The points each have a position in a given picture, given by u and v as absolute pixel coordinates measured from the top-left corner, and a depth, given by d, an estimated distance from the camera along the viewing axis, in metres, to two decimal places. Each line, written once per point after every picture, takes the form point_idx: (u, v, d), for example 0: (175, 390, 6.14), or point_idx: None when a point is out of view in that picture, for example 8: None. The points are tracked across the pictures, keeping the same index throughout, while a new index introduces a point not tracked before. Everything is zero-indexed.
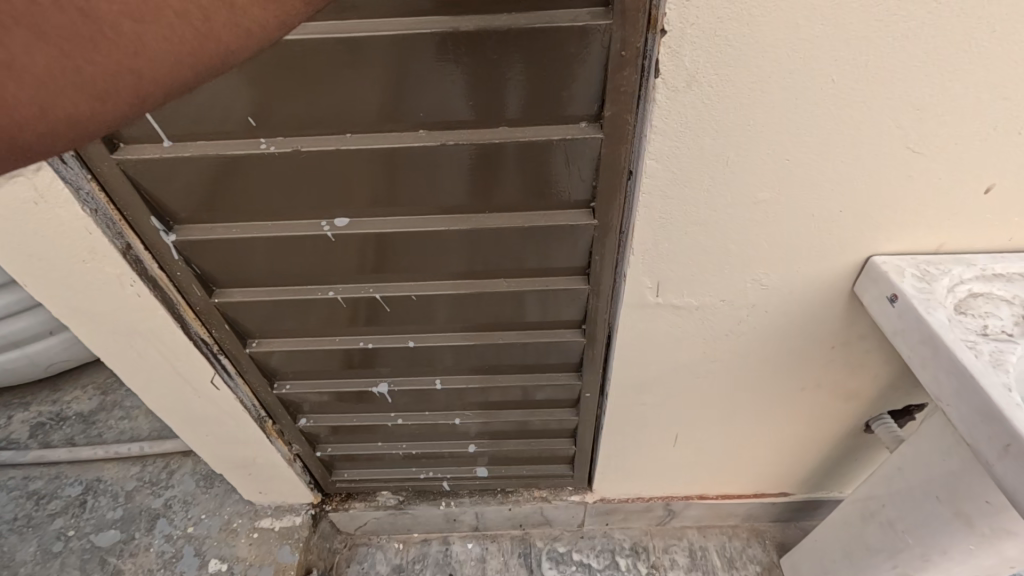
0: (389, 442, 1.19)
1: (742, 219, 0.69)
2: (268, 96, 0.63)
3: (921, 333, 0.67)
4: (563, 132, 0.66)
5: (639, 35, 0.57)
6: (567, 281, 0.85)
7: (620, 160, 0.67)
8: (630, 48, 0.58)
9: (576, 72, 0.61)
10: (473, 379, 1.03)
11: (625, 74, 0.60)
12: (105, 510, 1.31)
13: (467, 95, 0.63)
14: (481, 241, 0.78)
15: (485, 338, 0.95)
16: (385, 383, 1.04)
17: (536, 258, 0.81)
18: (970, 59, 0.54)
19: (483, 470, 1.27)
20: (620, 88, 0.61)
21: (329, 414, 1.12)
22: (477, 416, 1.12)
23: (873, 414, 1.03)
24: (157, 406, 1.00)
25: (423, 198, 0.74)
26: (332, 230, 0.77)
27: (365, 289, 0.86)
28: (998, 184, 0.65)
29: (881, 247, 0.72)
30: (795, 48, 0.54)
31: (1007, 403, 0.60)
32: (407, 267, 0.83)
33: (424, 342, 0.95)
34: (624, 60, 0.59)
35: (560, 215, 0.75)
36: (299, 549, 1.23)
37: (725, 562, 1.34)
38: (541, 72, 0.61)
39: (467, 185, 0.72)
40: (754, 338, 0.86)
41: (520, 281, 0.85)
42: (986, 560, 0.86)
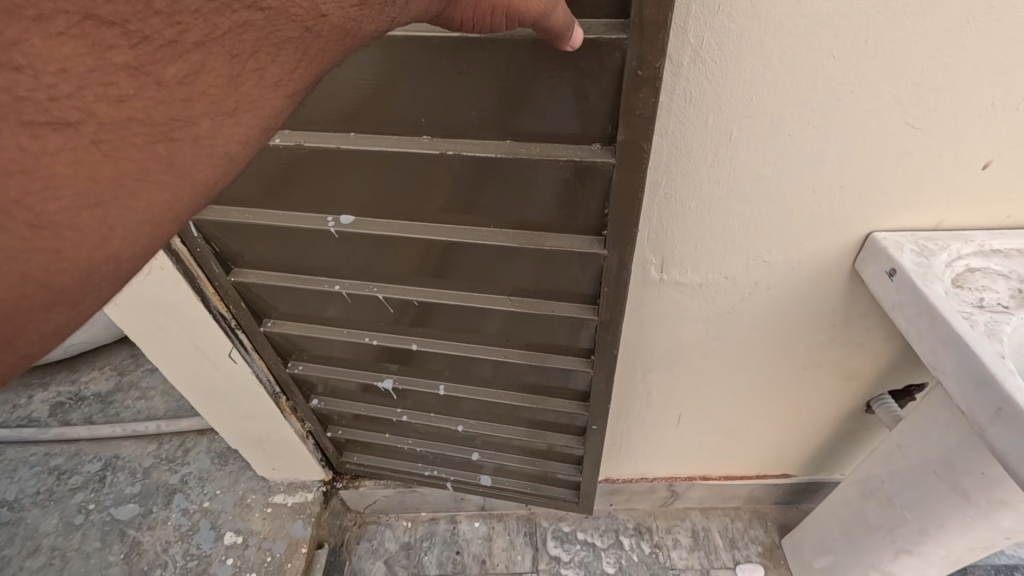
0: (395, 435, 1.21)
1: (746, 194, 0.71)
2: (379, 94, 0.63)
3: (917, 304, 0.69)
4: (569, 152, 0.64)
5: (659, 55, 0.51)
6: (577, 309, 0.83)
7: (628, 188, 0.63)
8: (647, 68, 0.53)
9: (588, 89, 0.59)
10: (474, 391, 1.03)
11: (642, 94, 0.55)
12: (123, 485, 1.35)
13: (574, 107, 0.61)
14: (537, 258, 0.77)
15: (524, 355, 0.93)
16: (390, 380, 1.05)
17: (542, 278, 0.80)
18: (967, 34, 0.56)
19: (486, 478, 1.24)
20: (634, 112, 0.56)
21: (340, 399, 1.14)
22: (479, 426, 1.11)
23: (874, 394, 1.04)
24: (178, 380, 1.03)
25: (486, 207, 0.73)
26: (334, 226, 0.78)
27: (369, 287, 0.87)
28: (996, 160, 0.66)
29: (882, 223, 0.74)
30: (797, 23, 0.55)
31: (1000, 368, 0.62)
32: (408, 270, 0.83)
33: (427, 347, 0.95)
34: (641, 80, 0.54)
35: (567, 240, 0.74)
36: (311, 524, 1.26)
37: (726, 542, 1.37)
38: (550, 83, 0.59)
39: (553, 202, 0.70)
40: (756, 316, 0.88)
41: (576, 308, 0.83)
42: (982, 532, 0.87)
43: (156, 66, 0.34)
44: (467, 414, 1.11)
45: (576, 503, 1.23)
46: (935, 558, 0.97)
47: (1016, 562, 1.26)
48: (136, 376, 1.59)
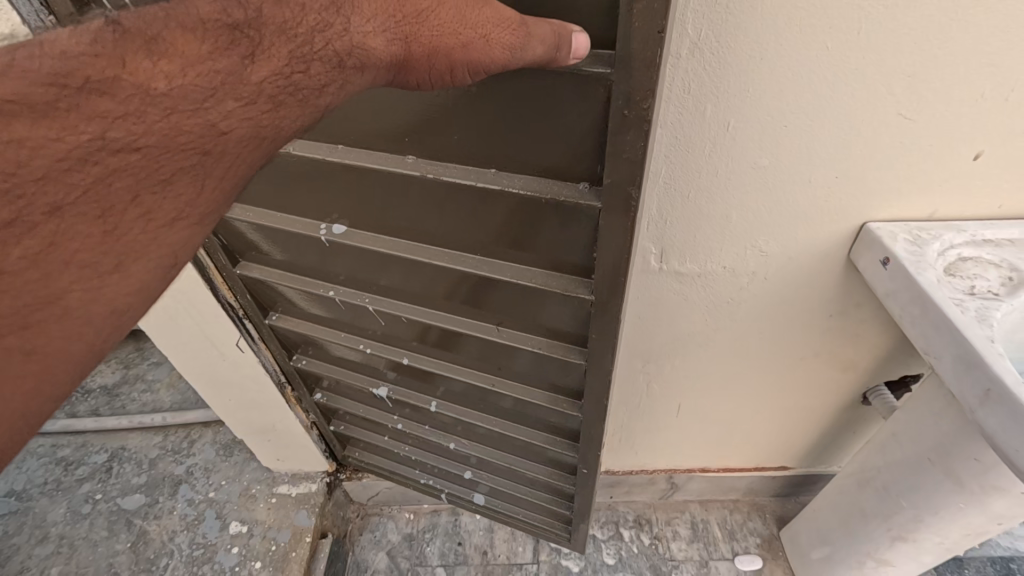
0: (394, 440, 1.20)
1: (743, 184, 0.72)
2: (375, 112, 0.66)
3: (910, 291, 0.71)
4: (555, 189, 0.63)
5: (650, 95, 0.49)
6: (564, 351, 0.79)
7: (616, 227, 0.60)
8: (634, 108, 0.50)
9: (577, 122, 0.59)
10: (464, 413, 1.01)
11: (629, 136, 0.52)
12: (130, 476, 1.37)
13: (561, 141, 0.61)
14: (520, 291, 0.76)
15: (514, 387, 0.90)
16: (385, 388, 1.05)
17: (532, 311, 0.79)
18: (957, 26, 0.58)
19: (479, 497, 1.20)
20: (622, 153, 0.54)
21: (341, 396, 1.16)
22: (471, 447, 1.08)
23: (870, 386, 1.06)
24: (185, 368, 1.05)
25: (475, 232, 0.73)
26: (328, 235, 0.79)
27: (361, 297, 0.87)
28: (988, 151, 0.68)
29: (877, 213, 0.75)
30: (791, 15, 0.57)
31: (989, 352, 0.64)
32: (402, 282, 0.84)
33: (418, 361, 0.95)
34: (628, 120, 0.51)
35: (554, 280, 0.71)
36: (315, 514, 1.28)
37: (725, 534, 1.38)
38: (538, 109, 0.59)
39: (541, 235, 0.69)
40: (753, 306, 0.90)
41: (563, 348, 0.80)
42: (974, 517, 0.89)
43: (11, 245, 0.42)
44: (459, 431, 1.09)
45: (568, 540, 1.16)
46: (930, 545, 0.99)
47: (1012, 553, 1.28)
48: (142, 369, 1.61)
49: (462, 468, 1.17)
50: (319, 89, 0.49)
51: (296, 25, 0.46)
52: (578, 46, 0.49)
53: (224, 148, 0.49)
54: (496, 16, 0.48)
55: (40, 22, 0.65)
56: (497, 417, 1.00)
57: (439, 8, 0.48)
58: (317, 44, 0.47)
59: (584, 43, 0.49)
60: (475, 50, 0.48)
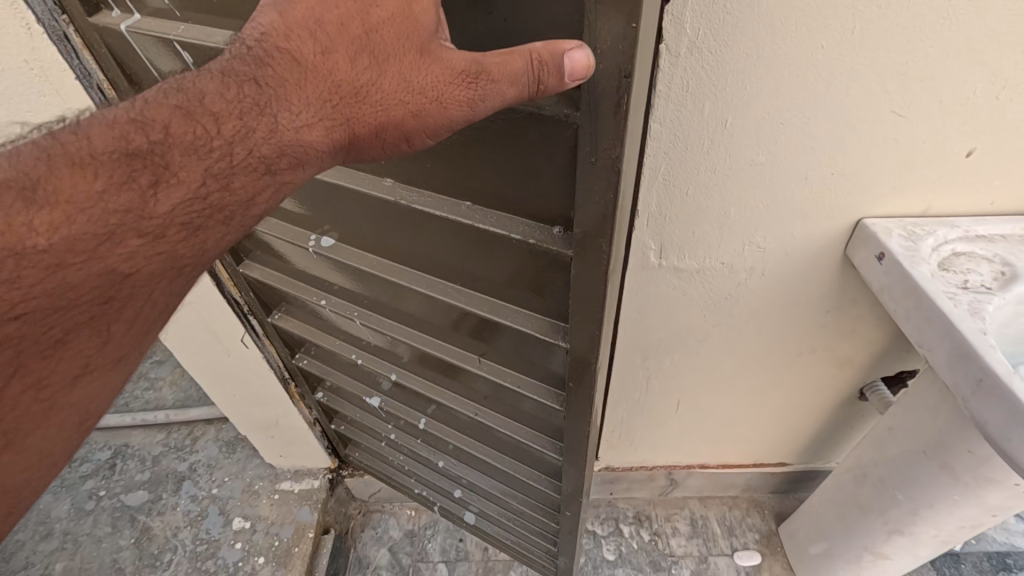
0: (390, 447, 1.20)
1: (740, 181, 0.74)
2: None
3: (905, 286, 0.72)
4: (527, 232, 0.62)
5: (616, 144, 0.47)
6: (540, 392, 0.79)
7: (583, 281, 0.58)
8: (601, 156, 0.48)
9: (547, 165, 0.57)
10: (449, 437, 1.01)
11: (597, 186, 0.50)
12: (133, 473, 1.38)
13: (534, 184, 0.59)
14: (498, 325, 0.76)
15: (496, 418, 0.90)
16: (378, 398, 1.06)
17: (513, 347, 0.78)
18: (947, 26, 0.59)
19: (469, 517, 1.19)
20: (589, 204, 0.52)
21: (340, 399, 1.16)
22: (459, 467, 1.09)
23: (867, 381, 1.07)
24: (191, 364, 1.06)
25: (454, 263, 0.73)
26: (315, 246, 0.82)
27: (351, 310, 0.89)
28: (979, 148, 0.70)
29: (872, 209, 0.77)
30: (786, 16, 0.59)
31: (981, 344, 0.66)
32: (388, 301, 0.85)
33: (405, 378, 0.96)
34: (595, 168, 0.49)
35: (529, 319, 0.71)
36: (317, 510, 1.29)
37: (724, 530, 1.39)
38: (511, 150, 0.58)
39: (520, 272, 0.68)
40: (750, 302, 0.92)
41: (541, 390, 0.79)
42: (970, 509, 0.90)
43: None
44: (448, 451, 1.09)
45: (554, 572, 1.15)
46: (926, 538, 1.00)
47: (1008, 549, 1.29)
48: (144, 367, 1.62)
49: (453, 486, 1.17)
50: (246, 201, 0.50)
51: (214, 136, 0.47)
52: (573, 69, 0.43)
53: (130, 291, 0.49)
54: (449, 69, 0.46)
55: (52, 20, 0.67)
56: (482, 445, 0.99)
57: (376, 83, 0.47)
58: (240, 153, 0.47)
59: (584, 62, 0.43)
60: (430, 114, 0.48)
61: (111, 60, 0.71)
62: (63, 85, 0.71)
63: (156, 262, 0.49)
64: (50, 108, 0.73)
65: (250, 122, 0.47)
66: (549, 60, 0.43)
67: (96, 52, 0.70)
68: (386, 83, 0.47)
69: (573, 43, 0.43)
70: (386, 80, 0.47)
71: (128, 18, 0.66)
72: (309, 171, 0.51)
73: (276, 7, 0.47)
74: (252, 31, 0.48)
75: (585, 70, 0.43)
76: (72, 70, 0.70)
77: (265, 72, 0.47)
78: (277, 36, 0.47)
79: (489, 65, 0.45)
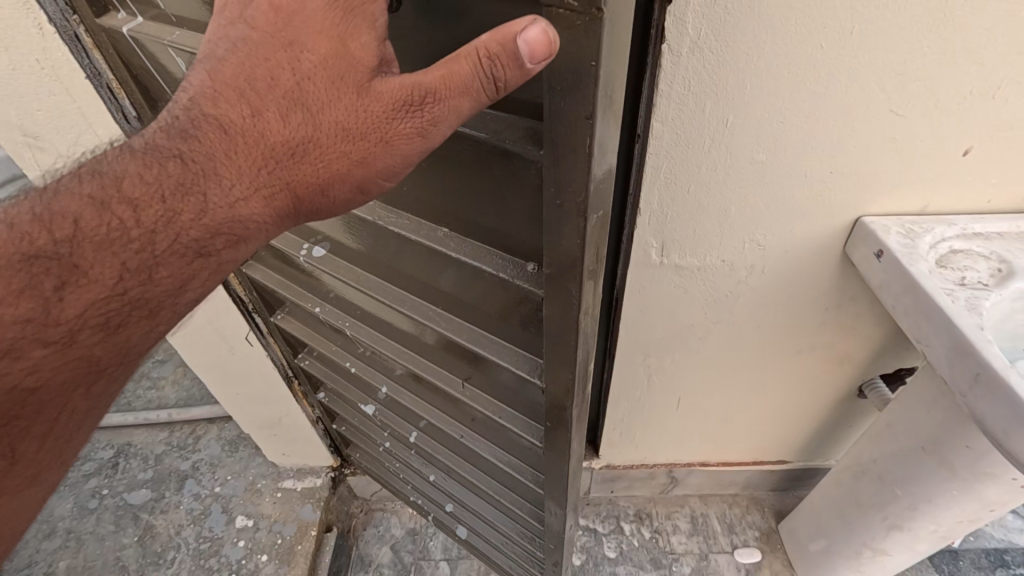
0: (386, 455, 1.20)
1: (740, 180, 0.75)
2: None
3: (903, 282, 0.73)
4: (501, 266, 0.62)
5: (581, 189, 0.45)
6: (521, 422, 0.79)
7: (557, 321, 0.58)
8: (568, 198, 0.46)
9: (520, 199, 0.57)
10: (440, 453, 1.02)
11: (565, 228, 0.49)
12: (136, 471, 1.38)
13: (510, 219, 0.60)
14: (478, 354, 0.77)
15: (479, 443, 0.91)
16: (373, 405, 1.07)
17: (493, 375, 0.79)
18: (943, 26, 0.60)
19: (461, 532, 1.19)
20: (558, 247, 0.51)
21: (340, 401, 1.16)
22: (450, 483, 1.10)
23: (866, 379, 1.08)
24: (195, 362, 1.07)
25: (437, 287, 0.74)
26: (307, 256, 0.84)
27: (343, 320, 0.91)
28: (976, 146, 0.71)
29: (870, 208, 0.78)
30: (785, 18, 0.60)
31: (978, 339, 0.67)
32: (378, 318, 0.87)
33: (395, 392, 0.98)
34: (562, 211, 0.48)
35: (507, 350, 0.72)
36: (320, 508, 1.30)
37: (725, 527, 1.40)
38: (487, 183, 0.59)
39: (499, 303, 0.69)
40: (750, 300, 0.93)
41: (521, 420, 0.80)
42: (968, 505, 0.91)
43: None
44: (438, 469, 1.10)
45: None
46: (925, 533, 1.01)
47: (1006, 545, 1.30)
48: (146, 367, 1.62)
49: (445, 500, 1.16)
50: (177, 287, 0.52)
51: (132, 228, 0.49)
52: (531, 47, 0.38)
53: (37, 407, 0.53)
54: (386, 102, 0.45)
55: (64, 20, 0.67)
56: (468, 465, 1.00)
57: (306, 149, 0.48)
58: (163, 242, 0.50)
59: (542, 36, 0.38)
60: (378, 156, 0.47)
61: (117, 60, 0.71)
62: (73, 85, 0.72)
63: (66, 370, 0.52)
64: (61, 108, 0.74)
65: (176, 207, 0.49)
66: (506, 51, 0.39)
67: (104, 51, 0.71)
68: (313, 149, 0.48)
69: (522, 23, 0.38)
70: (324, 134, 0.47)
71: (129, 21, 0.67)
72: (239, 249, 0.53)
73: (203, 76, 0.49)
74: (176, 108, 0.50)
75: (547, 49, 0.38)
76: (81, 69, 0.71)
77: (189, 150, 0.49)
78: (199, 112, 0.49)
79: (436, 81, 0.43)
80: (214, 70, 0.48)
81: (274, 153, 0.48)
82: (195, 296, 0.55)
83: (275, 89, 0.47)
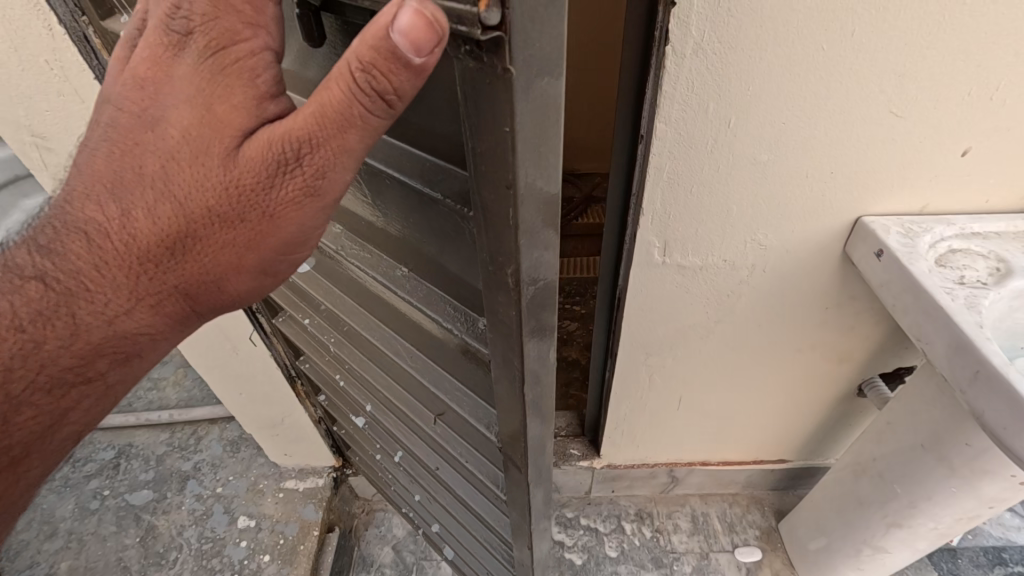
0: (379, 466, 1.19)
1: (741, 180, 0.76)
2: None
3: (903, 281, 0.74)
4: (455, 319, 0.60)
5: (510, 260, 0.42)
6: (488, 468, 0.79)
7: (505, 386, 0.57)
8: (499, 266, 0.43)
9: (461, 255, 0.53)
10: (424, 476, 1.02)
11: (501, 297, 0.47)
12: (138, 472, 1.38)
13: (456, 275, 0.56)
14: (440, 398, 0.76)
15: (454, 476, 0.92)
16: (363, 419, 1.07)
17: (456, 423, 0.78)
18: (943, 28, 0.61)
19: (448, 552, 1.19)
20: (496, 312, 0.49)
21: (337, 407, 1.16)
22: (433, 507, 1.09)
23: (865, 378, 1.09)
24: (198, 362, 1.07)
25: (403, 328, 0.73)
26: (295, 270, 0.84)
27: (329, 335, 0.91)
28: (975, 146, 0.72)
29: (870, 208, 0.79)
30: (788, 19, 0.60)
31: (978, 336, 0.68)
32: (357, 344, 0.86)
33: (378, 413, 0.99)
34: (496, 278, 0.45)
35: (467, 399, 0.71)
36: (322, 508, 1.30)
37: (725, 526, 1.41)
38: (434, 234, 0.55)
39: (456, 355, 0.66)
40: (751, 299, 0.93)
41: (485, 468, 0.80)
42: (967, 502, 0.92)
43: None
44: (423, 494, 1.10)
45: None
46: (925, 531, 1.02)
47: (1004, 543, 1.31)
48: None
49: (431, 520, 1.16)
50: (62, 411, 0.50)
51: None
52: (409, 32, 0.31)
53: None
54: (258, 169, 0.41)
55: (73, 22, 0.67)
56: (445, 494, 1.01)
57: (186, 244, 0.45)
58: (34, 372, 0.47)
59: (416, 17, 0.31)
60: (264, 234, 0.44)
61: None
62: (80, 86, 0.72)
63: None
64: (69, 108, 0.75)
65: (40, 331, 0.46)
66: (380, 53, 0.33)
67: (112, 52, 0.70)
68: (194, 245, 0.45)
69: (388, 12, 0.32)
70: (196, 222, 0.44)
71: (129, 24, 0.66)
72: (125, 366, 0.51)
73: (69, 184, 0.47)
74: (41, 222, 0.47)
75: (434, 30, 0.31)
76: (90, 70, 0.71)
77: (53, 267, 0.46)
78: (61, 221, 0.46)
79: (313, 121, 0.38)
80: (77, 179, 0.46)
81: (151, 255, 0.46)
82: (85, 418, 0.52)
83: (141, 180, 0.44)
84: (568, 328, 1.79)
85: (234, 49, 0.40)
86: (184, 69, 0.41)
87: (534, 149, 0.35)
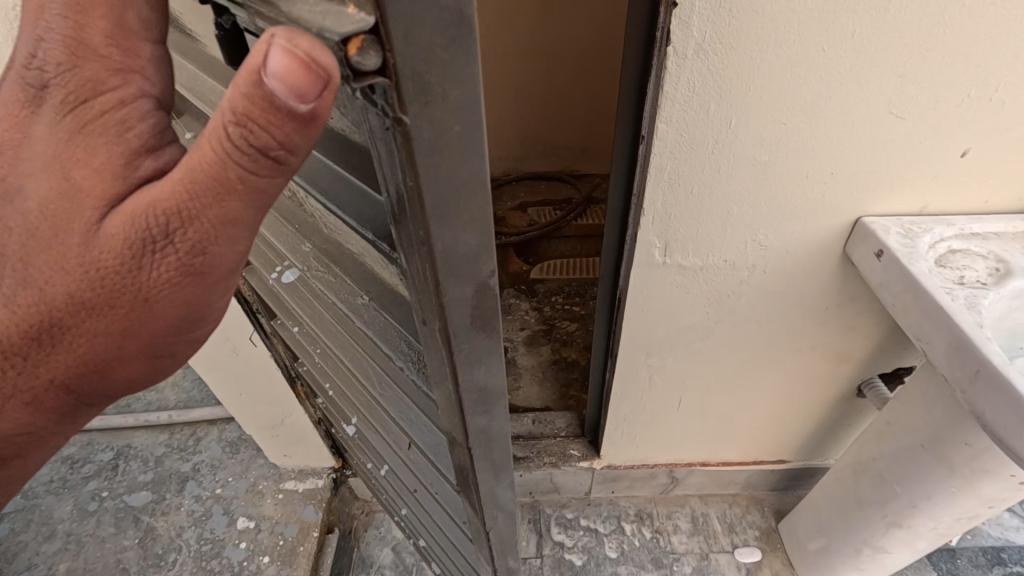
0: (372, 474, 1.17)
1: (742, 180, 0.76)
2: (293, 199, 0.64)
3: (903, 281, 0.74)
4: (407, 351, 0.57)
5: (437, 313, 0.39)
6: (451, 498, 0.78)
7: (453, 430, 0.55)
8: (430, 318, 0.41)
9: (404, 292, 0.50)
10: (406, 494, 1.01)
11: (435, 347, 0.44)
12: (137, 473, 1.38)
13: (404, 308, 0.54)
14: (404, 422, 0.74)
15: (427, 499, 0.91)
16: (352, 428, 1.05)
17: (418, 450, 0.77)
18: (943, 30, 0.62)
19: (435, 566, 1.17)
20: (433, 360, 0.46)
21: (332, 414, 1.13)
22: (417, 524, 1.07)
23: (865, 378, 1.09)
24: (198, 362, 1.07)
25: (364, 351, 0.70)
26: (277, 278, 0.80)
27: (314, 346, 0.89)
28: (974, 147, 0.72)
29: (870, 209, 0.79)
30: (789, 19, 0.61)
31: (977, 335, 0.68)
32: (335, 359, 0.84)
33: (363, 426, 0.97)
34: (430, 329, 0.42)
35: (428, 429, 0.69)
36: (322, 508, 1.30)
37: (725, 527, 1.40)
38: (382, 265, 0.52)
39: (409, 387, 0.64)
40: (751, 300, 0.93)
41: (449, 496, 0.79)
42: (967, 501, 0.92)
43: None
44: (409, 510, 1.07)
45: None
46: (925, 530, 1.02)
47: (1003, 543, 1.31)
48: None
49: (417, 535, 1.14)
50: None
51: None
52: (286, 74, 0.26)
53: None
54: (129, 250, 0.37)
55: None
56: (423, 514, 0.99)
57: (60, 334, 0.41)
58: None
59: (287, 57, 0.26)
60: (141, 318, 0.40)
61: None
62: None
63: None
64: None
65: None
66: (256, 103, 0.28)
67: None
68: (68, 335, 0.41)
69: (258, 50, 0.26)
70: (60, 310, 0.40)
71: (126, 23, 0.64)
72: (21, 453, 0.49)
73: None
74: None
75: (314, 72, 0.26)
76: None
77: None
78: None
79: (190, 183, 0.33)
80: None
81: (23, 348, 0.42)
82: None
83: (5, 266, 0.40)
84: (567, 329, 1.78)
85: (101, 99, 0.36)
86: (46, 129, 0.37)
87: (452, 203, 0.32)
